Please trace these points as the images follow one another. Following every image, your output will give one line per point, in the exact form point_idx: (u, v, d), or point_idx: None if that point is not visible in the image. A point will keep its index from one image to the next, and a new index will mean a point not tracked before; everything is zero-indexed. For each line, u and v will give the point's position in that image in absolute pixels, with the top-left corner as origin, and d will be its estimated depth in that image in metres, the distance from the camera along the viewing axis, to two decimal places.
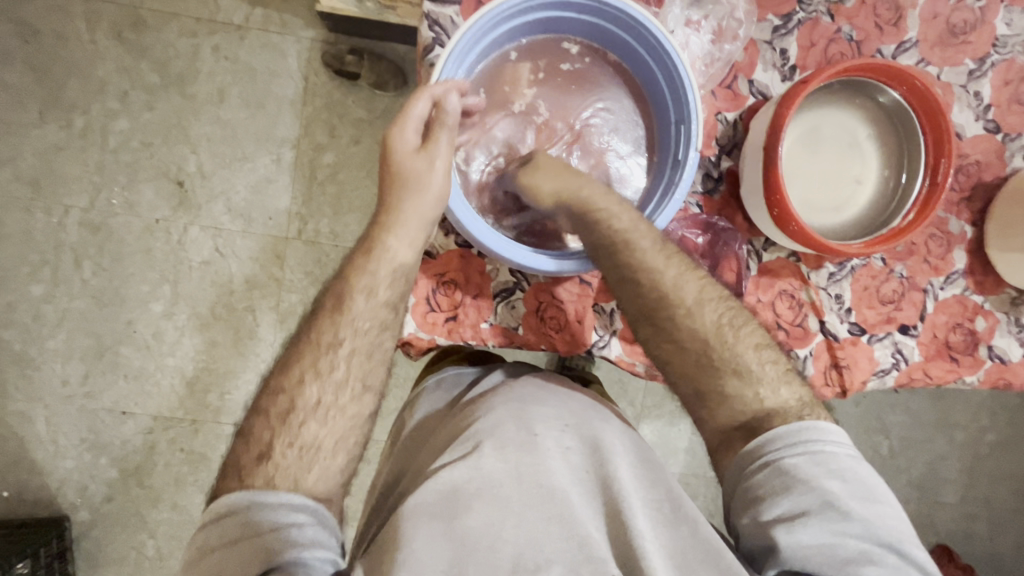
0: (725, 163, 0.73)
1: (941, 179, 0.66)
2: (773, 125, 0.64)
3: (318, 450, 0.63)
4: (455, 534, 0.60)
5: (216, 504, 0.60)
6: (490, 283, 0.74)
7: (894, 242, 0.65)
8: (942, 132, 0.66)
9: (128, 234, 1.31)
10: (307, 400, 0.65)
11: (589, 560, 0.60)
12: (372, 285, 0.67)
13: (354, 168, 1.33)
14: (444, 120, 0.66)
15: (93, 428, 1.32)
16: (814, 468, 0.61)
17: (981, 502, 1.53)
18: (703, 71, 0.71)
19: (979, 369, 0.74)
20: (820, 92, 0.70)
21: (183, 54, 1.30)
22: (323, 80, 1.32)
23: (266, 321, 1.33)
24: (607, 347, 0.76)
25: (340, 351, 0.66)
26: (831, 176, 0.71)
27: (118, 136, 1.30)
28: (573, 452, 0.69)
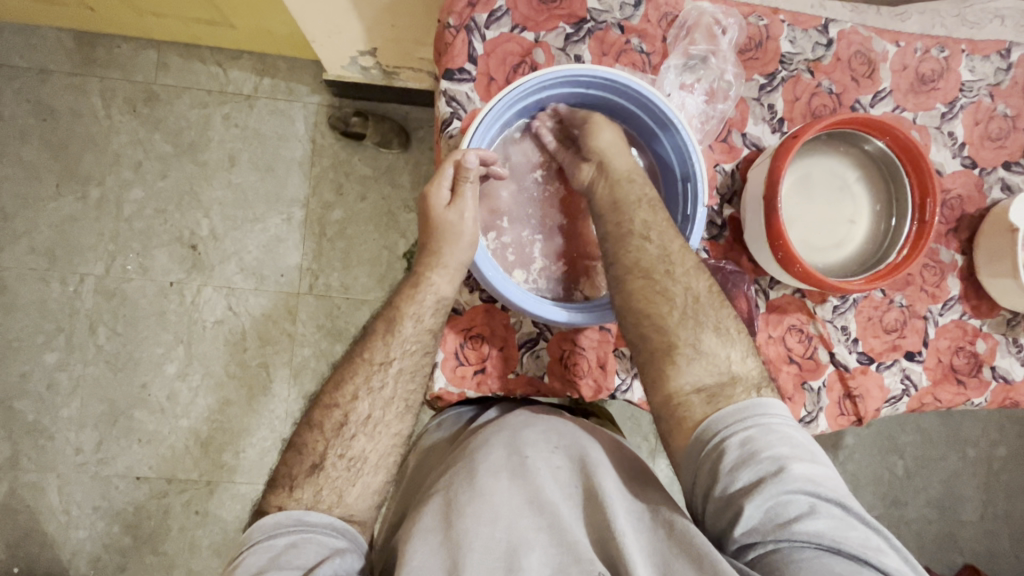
0: (727, 210, 0.78)
1: (929, 218, 0.70)
2: (771, 177, 0.68)
3: (364, 464, 0.65)
4: (449, 539, 0.62)
5: (263, 523, 0.60)
6: (515, 334, 0.76)
7: (891, 278, 0.69)
8: (925, 176, 0.71)
9: (142, 298, 1.33)
10: (359, 414, 0.67)
11: (577, 561, 0.61)
12: (420, 312, 0.70)
13: (362, 222, 1.37)
14: (467, 176, 0.70)
15: (106, 496, 1.30)
16: (761, 436, 0.59)
17: (1001, 519, 1.52)
18: (699, 128, 0.77)
19: (985, 390, 0.76)
20: (810, 143, 0.75)
21: (195, 124, 1.36)
22: (329, 142, 1.38)
23: (281, 377, 1.34)
24: (630, 390, 0.78)
25: (389, 370, 0.68)
26: (825, 219, 0.75)
27: (133, 204, 1.34)
28: (562, 470, 0.70)
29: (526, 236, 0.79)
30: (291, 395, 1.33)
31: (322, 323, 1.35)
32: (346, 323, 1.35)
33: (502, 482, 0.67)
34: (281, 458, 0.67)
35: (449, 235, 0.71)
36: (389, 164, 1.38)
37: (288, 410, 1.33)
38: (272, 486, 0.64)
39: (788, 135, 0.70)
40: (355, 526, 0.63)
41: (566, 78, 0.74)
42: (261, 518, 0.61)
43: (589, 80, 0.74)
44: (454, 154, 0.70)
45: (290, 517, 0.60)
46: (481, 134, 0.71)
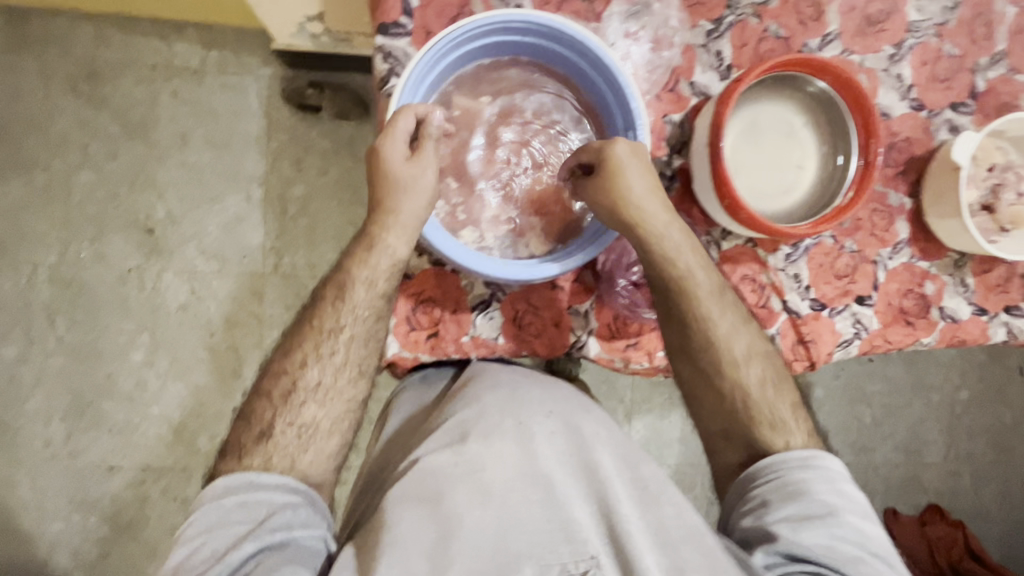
0: (676, 161, 0.77)
1: (873, 158, 0.70)
2: (714, 125, 0.68)
3: (315, 430, 0.69)
4: (439, 512, 0.65)
5: (212, 486, 0.64)
6: (467, 296, 0.76)
7: (838, 220, 0.69)
8: (868, 115, 0.71)
9: (101, 285, 1.29)
10: (309, 380, 0.69)
11: (569, 541, 0.65)
12: (373, 276, 0.70)
13: (324, 198, 1.34)
14: (431, 133, 0.69)
15: (81, 487, 1.29)
16: (816, 481, 0.67)
17: (963, 459, 1.59)
18: (646, 78, 0.76)
19: (933, 330, 0.78)
20: (754, 89, 0.75)
21: (143, 102, 1.31)
22: (285, 115, 1.33)
23: (251, 359, 1.32)
24: (586, 346, 0.78)
25: (341, 337, 0.70)
26: (773, 165, 0.75)
27: (83, 189, 1.29)
28: (557, 436, 0.72)
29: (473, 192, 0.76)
30: None
31: (290, 303, 1.33)
32: None
33: (493, 446, 0.70)
34: (233, 426, 0.70)
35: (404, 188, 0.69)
36: (349, 136, 1.35)
37: None
38: (223, 454, 0.68)
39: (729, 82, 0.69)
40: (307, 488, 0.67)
41: (499, 25, 0.71)
42: (214, 481, 0.65)
43: (525, 27, 0.72)
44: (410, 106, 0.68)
45: (239, 480, 0.63)
46: (412, 87, 0.69)
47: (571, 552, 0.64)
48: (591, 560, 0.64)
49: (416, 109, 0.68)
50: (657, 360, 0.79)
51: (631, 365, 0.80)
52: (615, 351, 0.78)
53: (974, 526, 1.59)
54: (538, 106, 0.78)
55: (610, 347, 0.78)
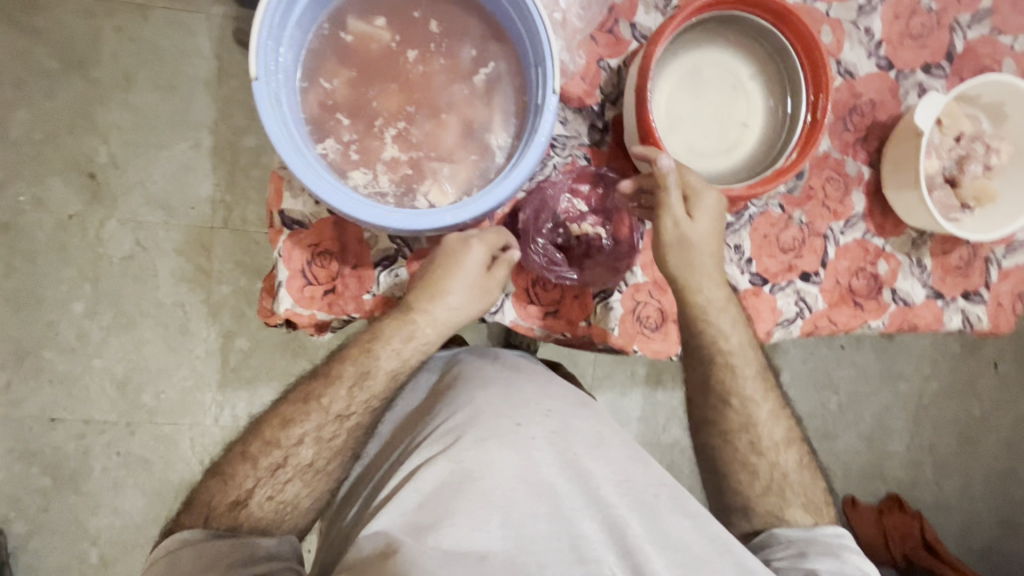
0: (610, 112, 0.72)
1: (820, 115, 0.64)
2: (642, 71, 0.63)
3: (293, 508, 0.73)
4: (440, 545, 0.64)
5: (173, 537, 0.67)
6: (370, 252, 0.71)
7: (776, 182, 0.63)
8: (817, 61, 0.65)
9: (40, 231, 1.23)
10: (301, 459, 0.72)
11: (581, 561, 0.67)
12: (399, 363, 0.70)
13: (277, 150, 1.27)
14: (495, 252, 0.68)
15: (21, 437, 1.26)
16: (844, 545, 0.72)
17: (927, 450, 1.57)
18: (580, 15, 0.68)
19: (883, 313, 0.73)
20: (694, 31, 0.68)
21: (83, 37, 1.22)
22: (236, 59, 1.25)
23: (199, 316, 1.28)
24: (501, 312, 0.72)
25: (347, 422, 0.72)
26: (715, 120, 0.69)
27: (20, 128, 1.22)
28: (556, 437, 0.73)
29: (369, 129, 0.62)
30: (212, 334, 1.28)
31: (240, 260, 1.27)
32: (266, 259, 1.28)
33: (491, 452, 0.70)
34: (206, 482, 0.72)
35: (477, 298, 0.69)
36: None
37: (209, 350, 1.28)
38: (186, 508, 0.71)
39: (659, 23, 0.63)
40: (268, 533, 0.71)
41: None
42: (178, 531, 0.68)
43: None
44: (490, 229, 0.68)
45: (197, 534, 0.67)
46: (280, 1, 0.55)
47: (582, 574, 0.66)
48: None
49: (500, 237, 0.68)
50: (581, 330, 0.73)
51: (551, 334, 0.74)
52: (532, 318, 0.72)
53: (934, 518, 1.58)
54: (450, 32, 0.63)
55: (528, 313, 0.72)
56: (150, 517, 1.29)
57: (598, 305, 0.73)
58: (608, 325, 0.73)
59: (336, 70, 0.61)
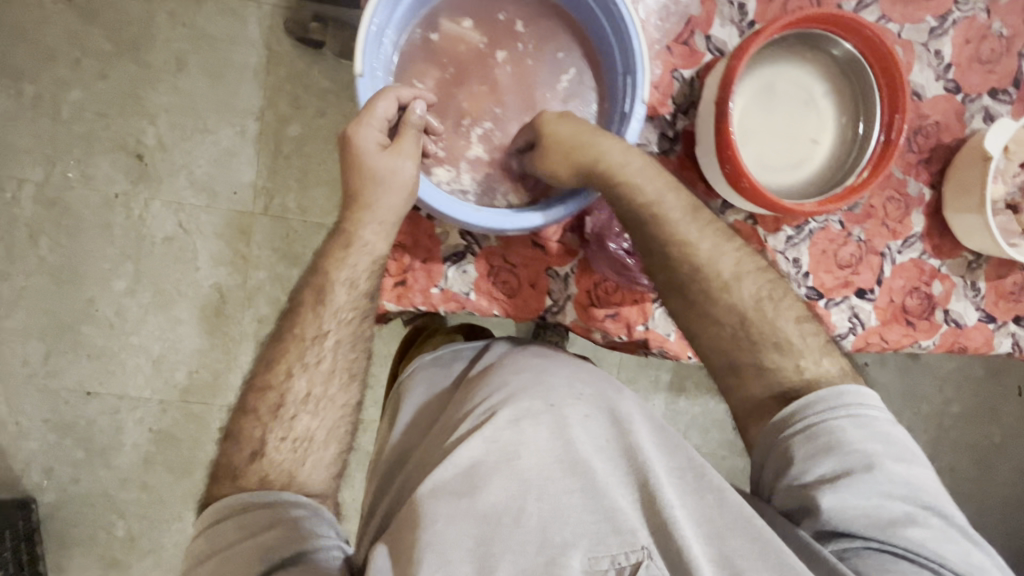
0: (681, 122, 0.72)
1: (895, 135, 0.65)
2: (724, 81, 0.64)
3: (310, 443, 0.67)
4: (476, 512, 0.63)
5: (209, 512, 0.62)
6: (440, 247, 0.72)
7: (848, 200, 0.64)
8: (896, 84, 0.66)
9: (85, 209, 1.26)
10: (296, 393, 0.68)
11: (617, 532, 0.63)
12: (353, 276, 0.68)
13: (319, 140, 1.29)
14: (410, 121, 0.66)
15: (56, 409, 1.29)
16: (851, 429, 0.62)
17: (945, 472, 1.56)
18: (658, 26, 0.71)
19: (934, 333, 0.74)
20: (774, 47, 0.69)
21: (137, 20, 1.24)
22: (285, 49, 1.27)
23: (235, 300, 1.30)
24: (561, 312, 0.75)
25: (325, 343, 0.68)
26: (787, 135, 0.70)
27: (71, 107, 1.24)
28: (591, 419, 0.72)
29: (457, 127, 0.72)
30: (247, 318, 1.30)
31: (278, 246, 1.29)
32: (303, 247, 1.30)
33: (525, 432, 0.69)
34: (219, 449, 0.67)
35: (385, 181, 0.65)
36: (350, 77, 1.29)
37: (243, 333, 1.30)
38: (216, 478, 0.65)
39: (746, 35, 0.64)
40: (304, 493, 0.65)
41: None
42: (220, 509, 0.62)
43: None
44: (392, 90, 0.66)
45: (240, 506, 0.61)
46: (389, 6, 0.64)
47: (620, 543, 0.63)
48: (644, 551, 0.62)
49: (398, 92, 0.66)
50: (637, 334, 0.76)
51: (608, 336, 0.76)
52: (591, 320, 0.75)
53: None
54: (534, 32, 0.74)
55: (587, 315, 0.75)
56: (176, 493, 1.32)
57: (655, 311, 0.75)
58: (664, 331, 0.76)
59: (428, 72, 0.72)
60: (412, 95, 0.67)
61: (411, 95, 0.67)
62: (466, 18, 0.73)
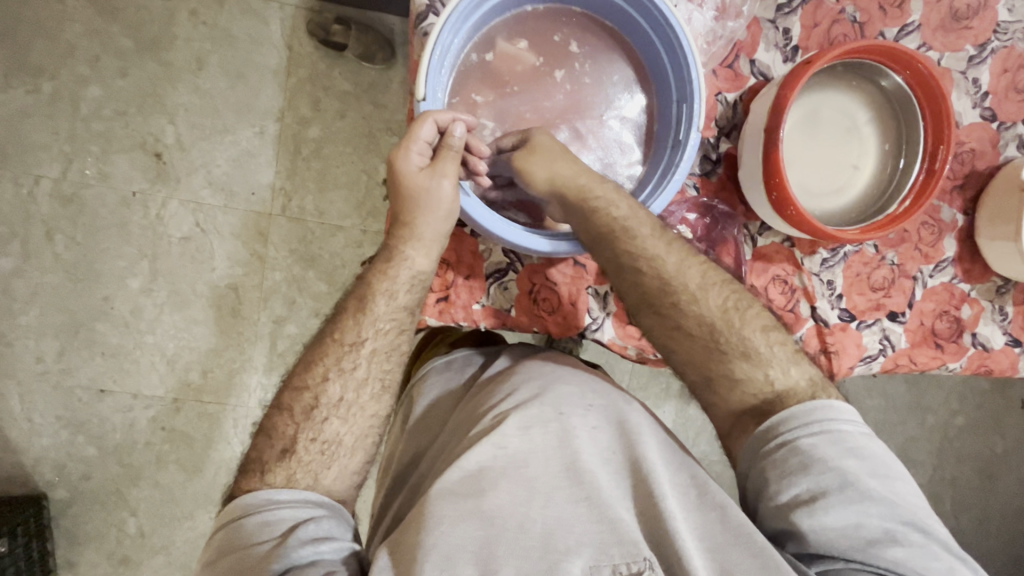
0: (724, 145, 0.74)
1: (939, 165, 0.67)
2: (775, 107, 0.65)
3: (339, 447, 0.66)
4: (482, 513, 0.62)
5: (232, 505, 0.61)
6: (483, 263, 0.73)
7: (889, 229, 0.66)
8: (943, 118, 0.68)
9: (102, 206, 1.26)
10: (330, 396, 0.67)
11: (620, 542, 0.62)
12: (392, 288, 0.69)
13: (339, 143, 1.29)
14: (449, 144, 0.67)
15: (70, 406, 1.29)
16: (826, 446, 0.61)
17: (948, 482, 1.58)
18: (705, 49, 0.71)
19: (962, 356, 0.75)
20: (823, 74, 0.71)
21: (159, 19, 1.24)
22: (307, 50, 1.27)
23: (251, 300, 1.30)
24: (600, 329, 0.76)
25: (362, 351, 0.68)
26: (829, 160, 0.72)
27: (90, 104, 1.24)
28: (600, 431, 0.72)
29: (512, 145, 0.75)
30: (262, 319, 1.30)
31: (295, 248, 1.29)
32: (320, 249, 1.30)
33: (534, 439, 0.69)
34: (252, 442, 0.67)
35: (426, 204, 0.67)
36: (371, 80, 1.29)
37: (258, 334, 1.30)
38: (245, 471, 0.64)
39: (799, 62, 0.65)
40: (324, 492, 0.64)
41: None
42: (236, 502, 0.62)
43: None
44: (431, 112, 0.66)
45: (259, 497, 0.60)
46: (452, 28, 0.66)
47: (623, 553, 0.61)
48: (646, 561, 0.61)
49: (438, 117, 0.67)
50: None
51: (642, 354, 0.78)
52: (628, 338, 0.76)
53: None
54: (587, 55, 0.76)
55: (624, 333, 0.76)
56: (188, 492, 1.32)
57: None
58: None
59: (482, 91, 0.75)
60: (450, 118, 0.68)
61: (450, 117, 0.67)
62: (521, 39, 0.75)
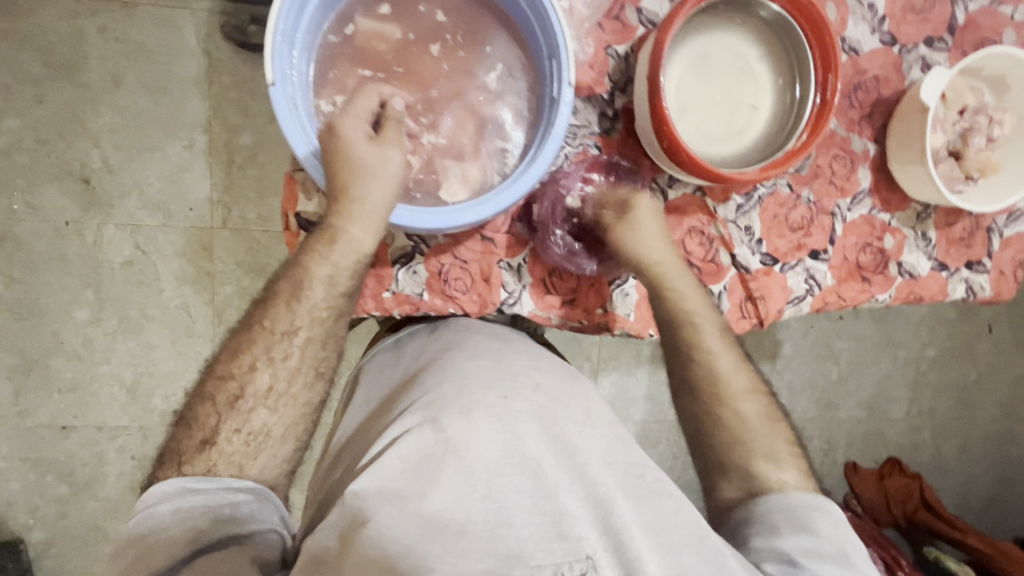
0: (619, 100, 0.74)
1: (830, 95, 0.66)
2: (654, 54, 0.65)
3: (266, 439, 0.67)
4: (422, 513, 0.61)
5: (148, 492, 0.62)
6: (388, 249, 0.72)
7: (788, 164, 0.65)
8: (826, 43, 0.67)
9: (37, 240, 1.22)
10: (257, 387, 0.66)
11: (563, 538, 0.61)
12: (334, 273, 0.66)
13: (273, 147, 1.26)
14: (392, 115, 0.67)
15: (34, 447, 1.26)
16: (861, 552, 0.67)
17: (926, 414, 1.61)
18: (587, 3, 0.72)
19: (890, 287, 0.76)
20: (703, 15, 0.69)
21: (67, 39, 1.19)
22: (226, 56, 1.23)
23: (204, 318, 1.28)
24: (517, 303, 0.74)
25: (295, 339, 0.67)
26: (724, 103, 0.71)
27: (9, 136, 1.19)
28: (544, 410, 0.70)
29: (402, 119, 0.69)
30: (219, 335, 1.28)
31: (243, 260, 1.27)
32: (269, 257, 1.28)
33: (476, 427, 0.66)
34: (171, 434, 0.67)
35: (369, 174, 0.65)
36: None
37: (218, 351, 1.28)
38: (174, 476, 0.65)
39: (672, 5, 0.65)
40: (253, 479, 0.65)
41: None
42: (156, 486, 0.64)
43: None
44: (376, 86, 0.67)
45: (175, 485, 0.62)
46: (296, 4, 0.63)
47: (565, 551, 0.60)
48: (588, 561, 0.59)
49: (379, 89, 0.68)
50: (598, 317, 0.76)
51: (566, 323, 0.76)
52: (549, 308, 0.75)
53: (931, 479, 1.62)
54: (457, 20, 0.71)
55: (544, 303, 0.75)
56: None
57: (615, 292, 0.76)
58: (624, 311, 0.76)
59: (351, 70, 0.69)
60: (392, 92, 0.69)
61: (390, 90, 0.69)
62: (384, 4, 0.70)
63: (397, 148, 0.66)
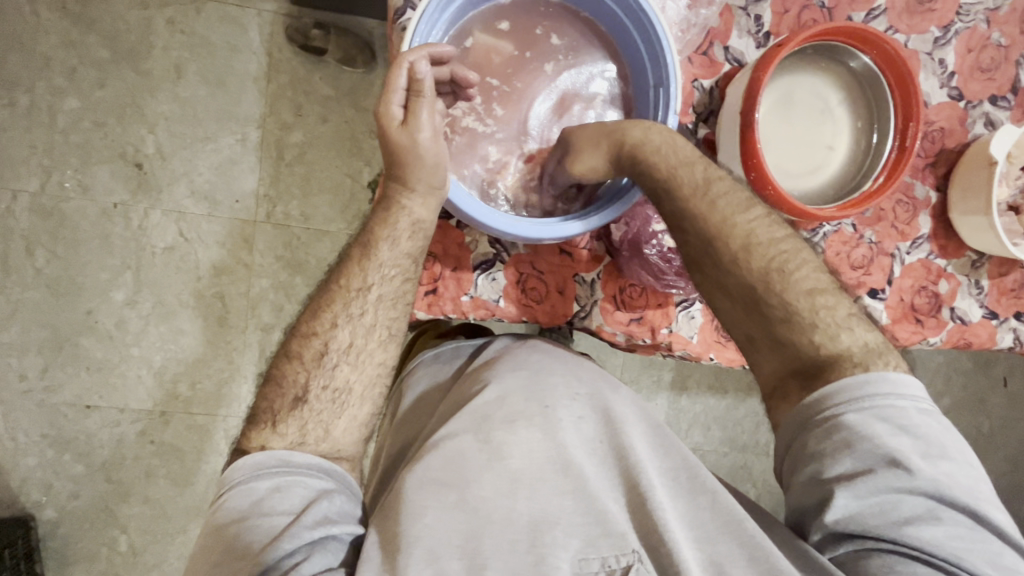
0: (702, 130, 0.77)
1: (909, 143, 0.70)
2: (750, 89, 0.68)
3: (349, 395, 0.68)
4: (467, 504, 0.63)
5: (242, 462, 0.61)
6: (469, 254, 0.74)
7: (864, 206, 0.69)
8: (911, 96, 0.71)
9: (83, 219, 1.24)
10: (340, 342, 0.68)
11: (607, 534, 0.64)
12: (396, 235, 0.68)
13: (323, 147, 1.29)
14: (422, 91, 0.64)
15: (55, 424, 1.26)
16: (880, 425, 0.57)
17: None
18: (680, 36, 0.75)
19: (942, 330, 0.77)
20: (795, 58, 0.73)
21: (135, 28, 1.23)
22: (287, 56, 1.27)
23: (237, 309, 1.29)
24: (588, 316, 0.78)
25: (369, 297, 0.68)
26: (803, 141, 0.75)
27: (68, 116, 1.22)
28: (586, 422, 0.72)
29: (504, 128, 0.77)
30: (250, 327, 1.29)
31: (281, 254, 1.29)
32: (306, 254, 1.29)
33: (520, 433, 0.69)
34: (260, 393, 0.68)
35: (409, 159, 0.66)
36: (353, 84, 1.29)
37: (247, 342, 1.29)
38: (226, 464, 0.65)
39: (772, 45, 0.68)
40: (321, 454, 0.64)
41: None
42: (242, 457, 0.62)
43: None
44: (400, 56, 0.63)
45: (275, 457, 0.61)
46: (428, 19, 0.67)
47: (610, 547, 0.63)
48: (634, 554, 0.63)
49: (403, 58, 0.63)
50: (661, 336, 0.78)
51: (630, 341, 0.80)
52: (617, 323, 0.78)
53: None
54: (568, 43, 0.77)
55: (613, 319, 0.78)
56: (180, 505, 1.30)
57: (679, 315, 0.78)
58: (688, 334, 0.79)
59: None
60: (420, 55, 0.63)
61: (417, 54, 0.63)
62: (503, 20, 0.77)
63: (431, 133, 0.66)
